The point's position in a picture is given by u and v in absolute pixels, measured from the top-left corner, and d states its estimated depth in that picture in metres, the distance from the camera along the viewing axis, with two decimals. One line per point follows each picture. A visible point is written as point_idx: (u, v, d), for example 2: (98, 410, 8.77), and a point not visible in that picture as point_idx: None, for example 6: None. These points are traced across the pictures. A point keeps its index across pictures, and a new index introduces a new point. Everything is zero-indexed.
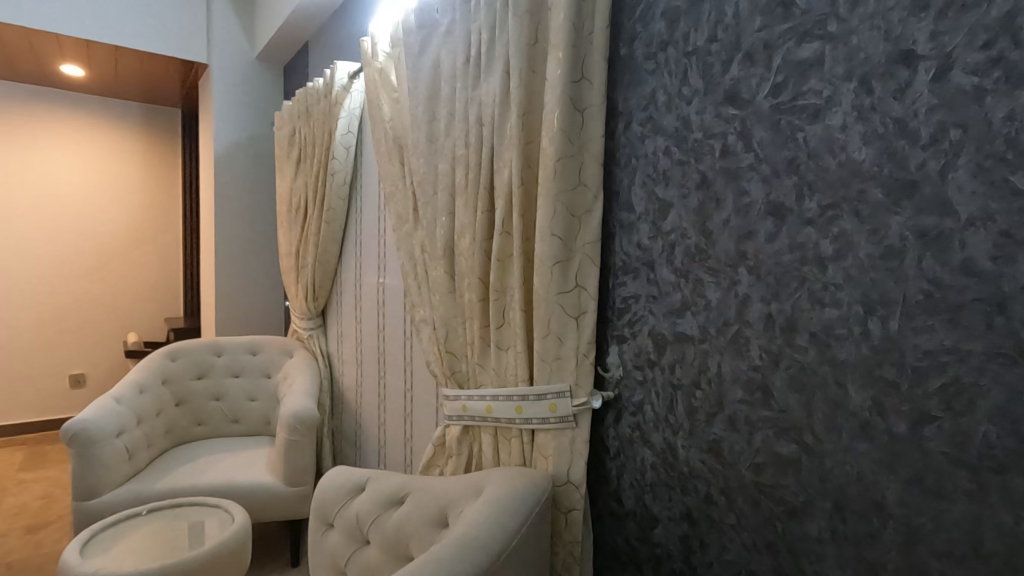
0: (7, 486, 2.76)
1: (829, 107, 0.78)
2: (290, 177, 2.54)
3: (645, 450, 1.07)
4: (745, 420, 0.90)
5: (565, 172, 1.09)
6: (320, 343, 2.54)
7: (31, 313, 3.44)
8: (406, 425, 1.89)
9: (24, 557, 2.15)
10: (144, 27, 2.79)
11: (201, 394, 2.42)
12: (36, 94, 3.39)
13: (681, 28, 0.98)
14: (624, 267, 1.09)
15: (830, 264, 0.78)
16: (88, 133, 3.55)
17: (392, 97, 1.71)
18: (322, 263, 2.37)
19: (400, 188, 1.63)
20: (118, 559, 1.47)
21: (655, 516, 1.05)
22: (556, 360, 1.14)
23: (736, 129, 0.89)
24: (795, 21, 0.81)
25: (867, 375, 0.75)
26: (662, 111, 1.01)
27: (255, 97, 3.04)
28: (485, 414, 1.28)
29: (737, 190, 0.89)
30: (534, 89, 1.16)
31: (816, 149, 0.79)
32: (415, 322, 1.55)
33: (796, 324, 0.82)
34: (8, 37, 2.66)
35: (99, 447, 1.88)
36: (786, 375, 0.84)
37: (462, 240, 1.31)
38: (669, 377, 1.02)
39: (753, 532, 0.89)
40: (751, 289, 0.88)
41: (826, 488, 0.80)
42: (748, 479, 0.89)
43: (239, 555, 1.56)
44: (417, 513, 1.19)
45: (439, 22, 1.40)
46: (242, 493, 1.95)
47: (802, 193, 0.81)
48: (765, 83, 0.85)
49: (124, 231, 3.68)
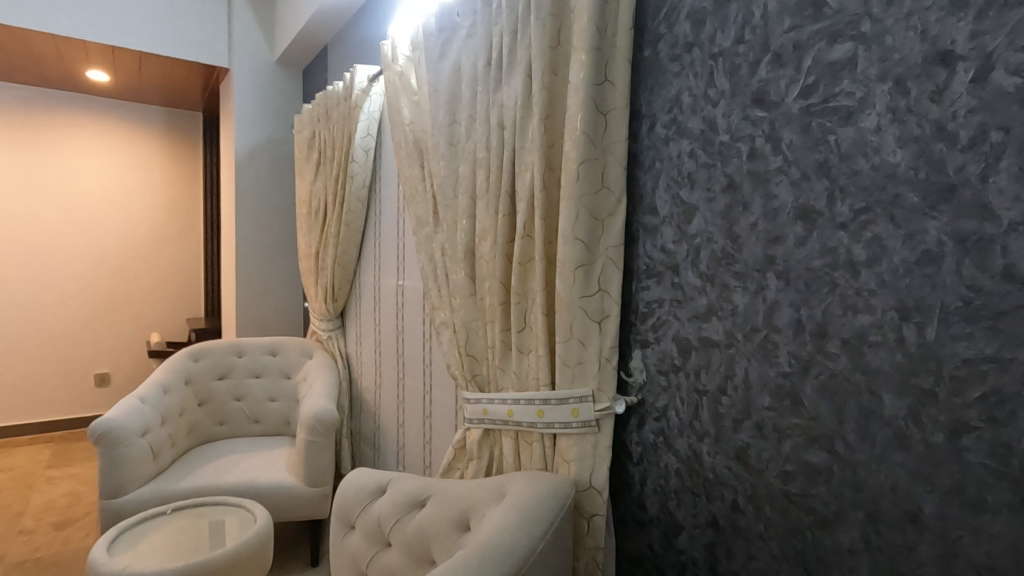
0: (35, 483, 2.82)
1: (862, 109, 0.76)
2: (309, 179, 2.57)
3: (669, 457, 1.06)
4: (773, 427, 0.88)
5: (588, 175, 1.08)
6: (339, 344, 2.56)
7: (57, 314, 3.52)
8: (426, 426, 1.90)
9: (53, 553, 2.20)
10: (167, 32, 2.84)
11: (223, 394, 2.45)
12: (64, 99, 3.47)
13: (707, 29, 0.96)
14: (648, 271, 1.09)
15: (863, 270, 0.76)
16: (112, 137, 3.62)
17: (412, 100, 1.72)
18: (341, 264, 2.39)
19: (420, 190, 1.64)
20: (144, 557, 1.50)
21: (679, 523, 1.04)
22: (579, 364, 1.13)
23: (764, 132, 0.88)
24: (827, 21, 0.80)
25: (903, 383, 0.73)
26: (687, 113, 1.00)
27: (275, 100, 3.08)
28: (506, 417, 1.28)
29: (765, 193, 0.88)
30: (557, 91, 1.16)
31: (848, 152, 0.78)
32: (435, 324, 1.56)
33: (827, 330, 0.81)
34: (35, 43, 2.72)
35: (124, 446, 1.91)
36: (817, 383, 0.82)
37: (484, 243, 1.32)
38: (694, 383, 1.01)
39: (782, 540, 0.88)
40: (780, 293, 0.86)
41: (859, 498, 0.78)
42: (777, 487, 0.88)
43: (261, 555, 1.57)
44: (438, 517, 1.19)
45: (460, 24, 1.40)
46: (263, 493, 1.97)
47: (834, 197, 0.79)
48: (794, 84, 0.84)
49: (147, 233, 3.75)
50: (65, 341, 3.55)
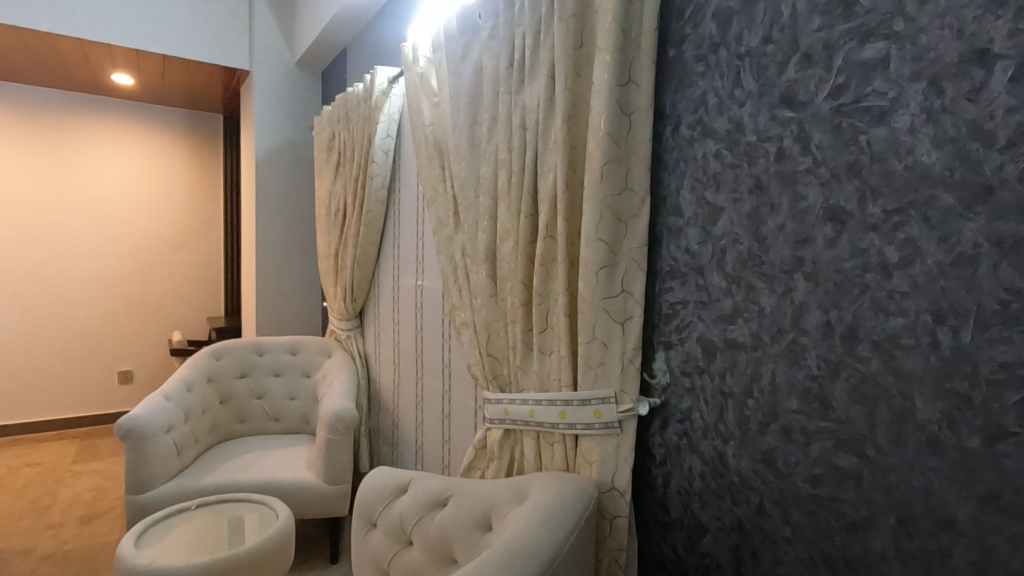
0: (62, 477, 2.89)
1: (894, 109, 0.75)
2: (329, 180, 2.60)
3: (693, 459, 1.05)
4: (801, 430, 0.87)
5: (612, 175, 1.08)
6: (357, 343, 2.58)
7: (83, 313, 3.60)
8: (444, 426, 1.91)
9: (80, 547, 2.25)
10: (190, 36, 2.89)
11: (244, 392, 2.49)
12: (89, 103, 3.55)
13: (734, 29, 0.96)
14: (671, 272, 1.08)
15: (895, 272, 0.75)
16: (136, 140, 3.69)
17: (432, 102, 1.73)
18: (360, 264, 2.40)
19: (440, 192, 1.65)
20: (169, 552, 1.52)
21: (704, 525, 1.03)
22: (601, 366, 1.13)
23: (792, 132, 0.87)
24: (858, 20, 0.79)
25: (936, 387, 0.72)
26: (712, 113, 0.99)
27: (295, 102, 3.11)
28: (528, 418, 1.28)
29: (793, 195, 0.87)
30: (580, 92, 1.16)
31: (881, 152, 0.77)
32: (456, 325, 1.56)
33: (858, 332, 0.80)
34: (63, 48, 2.78)
35: (149, 443, 1.95)
36: (847, 386, 0.81)
37: (506, 244, 1.32)
38: (719, 385, 1.00)
39: (810, 545, 0.87)
40: (808, 295, 0.86)
41: (890, 503, 0.77)
42: (804, 491, 0.87)
43: (283, 552, 1.59)
44: (460, 516, 1.20)
45: (481, 25, 1.41)
46: (284, 490, 2.00)
47: (864, 198, 0.78)
48: (824, 84, 0.83)
49: (168, 234, 3.82)
50: (91, 340, 3.63)
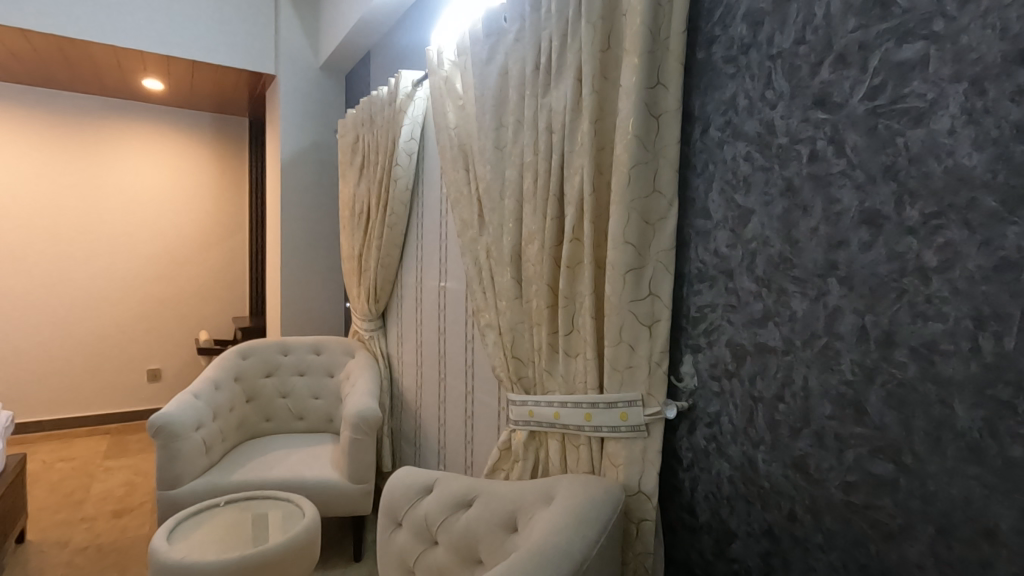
0: (94, 472, 2.97)
1: (933, 110, 0.74)
2: (353, 183, 2.63)
3: (722, 463, 1.04)
4: (834, 436, 0.86)
5: (640, 178, 1.08)
6: (380, 344, 2.61)
7: (113, 313, 3.69)
8: (467, 427, 1.92)
9: (112, 540, 2.31)
10: (218, 41, 2.95)
11: (269, 391, 2.53)
12: (119, 107, 3.64)
13: (765, 30, 0.95)
14: (700, 275, 1.08)
15: (934, 276, 0.74)
16: (164, 143, 3.77)
17: (457, 105, 1.75)
18: (384, 265, 2.43)
19: (464, 194, 1.66)
20: (201, 547, 1.56)
21: (733, 531, 1.02)
22: (628, 368, 1.13)
23: (826, 134, 0.86)
24: (895, 20, 0.77)
25: (977, 394, 0.71)
26: (743, 115, 0.99)
27: (319, 105, 3.15)
28: (553, 420, 1.28)
29: (826, 198, 0.86)
30: (607, 95, 1.16)
31: (919, 154, 0.75)
32: (480, 326, 1.57)
33: (894, 338, 0.78)
34: (96, 54, 2.86)
35: (180, 440, 1.99)
36: (882, 392, 0.80)
37: (531, 247, 1.32)
38: (749, 390, 0.99)
39: (843, 552, 0.86)
40: (842, 300, 0.84)
41: (928, 511, 0.76)
42: (838, 497, 0.86)
43: (309, 549, 1.62)
44: (486, 517, 1.21)
45: (507, 28, 1.41)
46: (310, 488, 2.03)
47: (902, 201, 0.77)
48: (859, 85, 0.82)
49: (194, 235, 3.89)
50: (121, 338, 3.72)
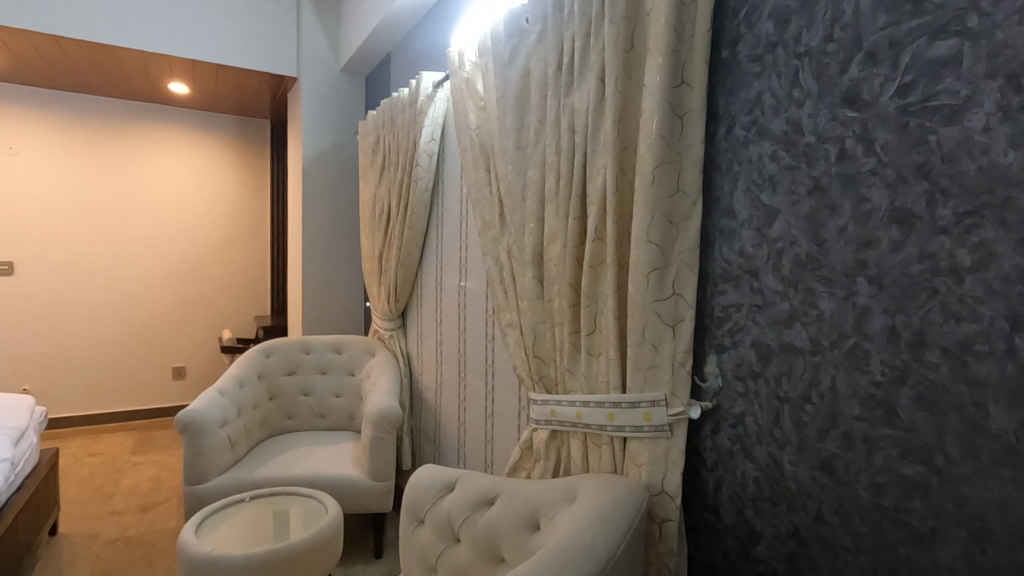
0: (122, 467, 3.04)
1: (967, 107, 0.73)
2: (373, 183, 2.66)
3: (747, 464, 1.04)
4: (863, 438, 0.85)
5: (664, 178, 1.08)
6: (400, 343, 2.63)
7: (140, 312, 3.78)
8: (487, 426, 1.93)
9: (140, 533, 2.36)
10: (241, 44, 3.00)
11: (292, 389, 2.57)
12: (144, 110, 3.72)
13: (792, 28, 0.94)
14: (724, 275, 1.07)
15: (968, 276, 0.73)
16: (187, 146, 3.84)
17: (478, 106, 1.76)
18: (404, 265, 2.45)
19: (486, 195, 1.67)
20: (227, 541, 1.59)
21: (758, 532, 1.02)
22: (651, 368, 1.14)
23: (855, 133, 0.85)
24: (927, 17, 0.76)
25: (1014, 396, 0.69)
26: (769, 114, 0.98)
27: (339, 106, 3.19)
28: (575, 419, 1.29)
29: (855, 197, 0.85)
30: (630, 95, 1.16)
31: (952, 152, 0.74)
32: (501, 326, 1.58)
33: (925, 338, 0.77)
34: (125, 59, 2.93)
35: (206, 436, 2.03)
36: (913, 393, 0.79)
37: (553, 247, 1.33)
38: (774, 390, 0.99)
39: (872, 555, 0.85)
40: (872, 300, 0.83)
41: (961, 515, 0.75)
42: (867, 500, 0.85)
43: (332, 544, 1.64)
44: (509, 515, 1.21)
45: (529, 29, 1.42)
46: (332, 485, 2.06)
47: (934, 199, 0.76)
48: (890, 82, 0.81)
49: (217, 235, 3.97)
50: (146, 337, 3.81)
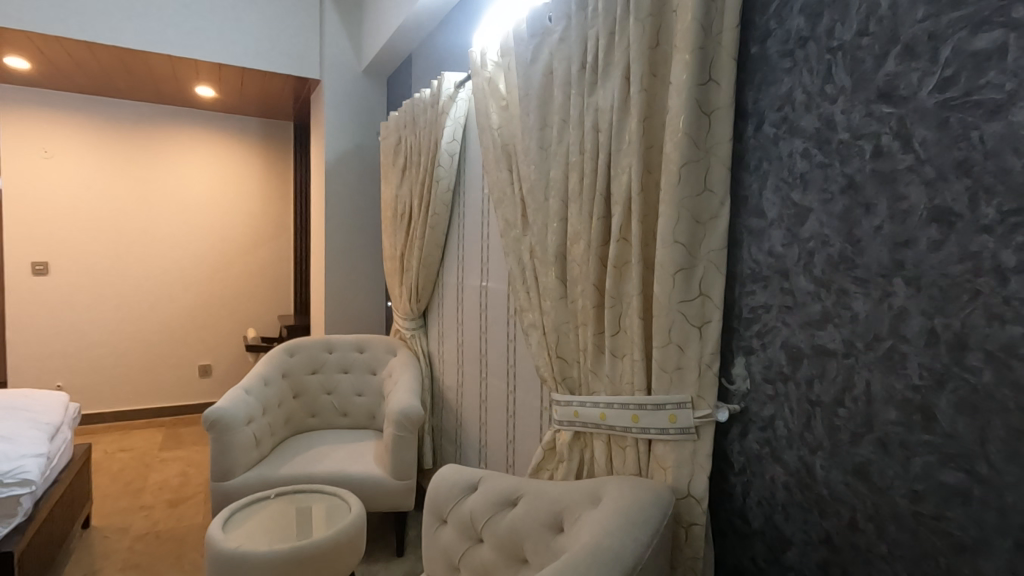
0: (151, 463, 3.11)
1: (1012, 101, 0.70)
2: (395, 184, 2.68)
3: (776, 468, 1.02)
4: (899, 443, 0.83)
5: (691, 177, 1.06)
6: (421, 343, 2.64)
7: (168, 311, 3.87)
8: (509, 426, 1.93)
9: (169, 528, 2.41)
10: (265, 47, 3.04)
11: (315, 388, 2.60)
12: (172, 113, 3.81)
13: (824, 22, 0.92)
14: (752, 275, 1.05)
15: (1013, 276, 0.70)
16: (213, 148, 3.92)
17: (500, 106, 1.76)
18: (425, 265, 2.46)
19: (508, 194, 1.67)
20: (253, 538, 1.61)
21: (788, 538, 1.00)
22: (677, 370, 1.12)
23: (891, 129, 0.83)
24: (969, 8, 0.74)
25: None
26: (800, 111, 0.96)
27: (361, 108, 3.22)
28: (599, 420, 1.28)
29: (892, 195, 0.83)
30: (656, 94, 1.14)
31: (996, 148, 0.72)
32: (524, 327, 1.57)
33: (967, 341, 0.75)
34: (154, 64, 2.99)
35: (232, 433, 2.07)
36: (953, 399, 0.76)
37: (576, 247, 1.32)
38: (805, 394, 0.96)
39: (909, 563, 0.82)
40: (909, 301, 0.81)
41: (1006, 525, 0.72)
42: (904, 507, 0.82)
43: (355, 543, 1.66)
44: (532, 516, 1.21)
45: (552, 28, 1.41)
46: (354, 483, 2.07)
47: (976, 197, 0.73)
48: (929, 77, 0.78)
49: (242, 235, 4.04)
50: (173, 336, 3.89)
